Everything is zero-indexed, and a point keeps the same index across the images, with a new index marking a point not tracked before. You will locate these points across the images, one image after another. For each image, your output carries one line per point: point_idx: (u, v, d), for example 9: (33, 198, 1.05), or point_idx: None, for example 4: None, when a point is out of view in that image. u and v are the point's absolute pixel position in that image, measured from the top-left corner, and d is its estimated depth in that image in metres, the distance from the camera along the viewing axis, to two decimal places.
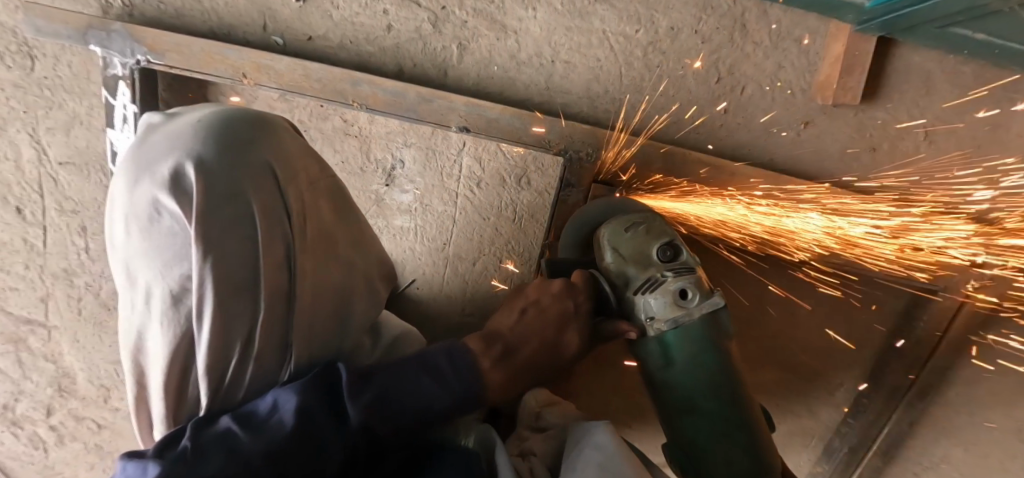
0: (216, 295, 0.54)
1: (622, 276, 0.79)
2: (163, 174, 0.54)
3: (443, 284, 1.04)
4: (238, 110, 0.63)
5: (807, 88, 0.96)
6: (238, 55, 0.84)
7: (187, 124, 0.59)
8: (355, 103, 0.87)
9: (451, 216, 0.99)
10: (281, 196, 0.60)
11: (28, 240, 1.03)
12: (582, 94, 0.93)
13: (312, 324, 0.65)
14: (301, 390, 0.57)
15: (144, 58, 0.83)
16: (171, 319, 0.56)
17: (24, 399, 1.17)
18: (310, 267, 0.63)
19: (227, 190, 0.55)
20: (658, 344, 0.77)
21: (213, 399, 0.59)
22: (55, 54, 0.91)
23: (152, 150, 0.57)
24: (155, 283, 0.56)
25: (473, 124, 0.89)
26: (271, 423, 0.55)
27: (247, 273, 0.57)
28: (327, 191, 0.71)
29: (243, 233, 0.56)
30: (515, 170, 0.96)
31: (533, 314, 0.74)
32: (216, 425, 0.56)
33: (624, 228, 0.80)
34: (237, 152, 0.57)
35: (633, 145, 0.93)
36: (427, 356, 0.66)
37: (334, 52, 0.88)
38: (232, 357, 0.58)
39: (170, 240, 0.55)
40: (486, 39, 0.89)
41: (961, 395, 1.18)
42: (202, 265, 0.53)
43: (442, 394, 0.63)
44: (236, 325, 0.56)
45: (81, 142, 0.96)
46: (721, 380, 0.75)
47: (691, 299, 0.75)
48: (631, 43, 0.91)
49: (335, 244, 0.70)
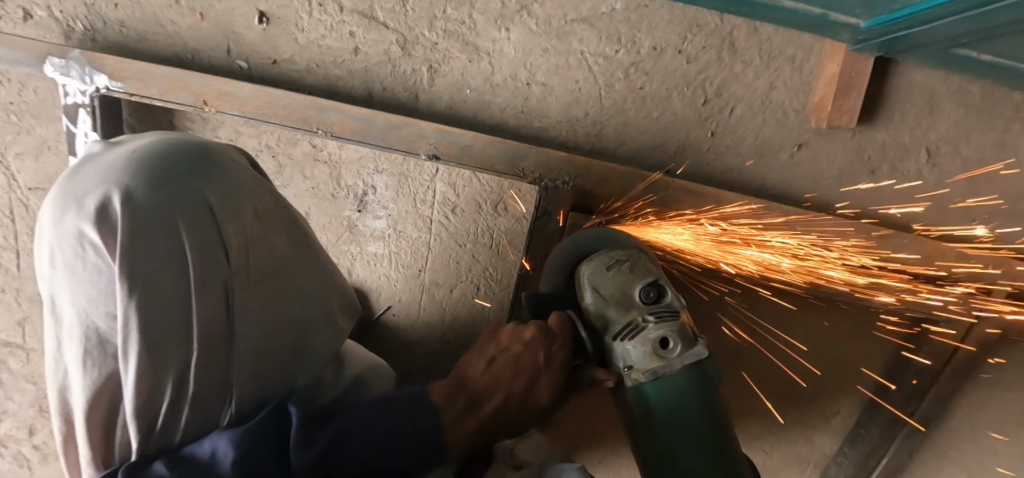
0: (144, 331, 0.52)
1: (602, 320, 0.74)
2: (87, 208, 0.51)
3: (420, 310, 1.01)
4: (177, 137, 0.61)
5: (800, 109, 0.91)
6: (199, 81, 0.81)
7: (118, 153, 0.56)
8: (320, 130, 0.83)
9: (425, 243, 0.96)
10: (218, 231, 0.57)
11: (3, 264, 1.02)
12: (561, 117, 0.89)
13: (262, 359, 0.63)
14: (241, 439, 0.53)
15: (105, 86, 0.80)
16: (100, 353, 0.54)
17: (7, 418, 1.17)
18: (255, 303, 0.61)
19: (156, 225, 0.53)
20: (635, 394, 0.71)
21: (146, 442, 0.57)
22: (20, 79, 0.89)
23: (76, 179, 0.54)
24: (81, 319, 0.54)
25: (443, 151, 0.85)
26: (209, 474, 0.52)
27: (182, 310, 0.55)
28: (284, 223, 0.68)
29: (174, 268, 0.54)
30: (492, 196, 0.93)
31: (502, 362, 0.69)
32: (150, 472, 0.53)
33: (605, 267, 0.75)
34: (171, 185, 0.55)
35: (615, 171, 0.88)
36: (385, 401, 0.63)
37: (301, 76, 0.85)
38: (162, 398, 0.56)
39: (97, 276, 0.53)
40: (458, 61, 0.85)
41: (964, 423, 1.13)
42: (127, 303, 0.51)
43: (393, 447, 0.59)
44: (167, 363, 0.54)
45: (50, 168, 0.94)
46: (706, 430, 0.68)
47: (672, 350, 0.70)
48: (611, 64, 0.86)
49: (291, 275, 0.66)
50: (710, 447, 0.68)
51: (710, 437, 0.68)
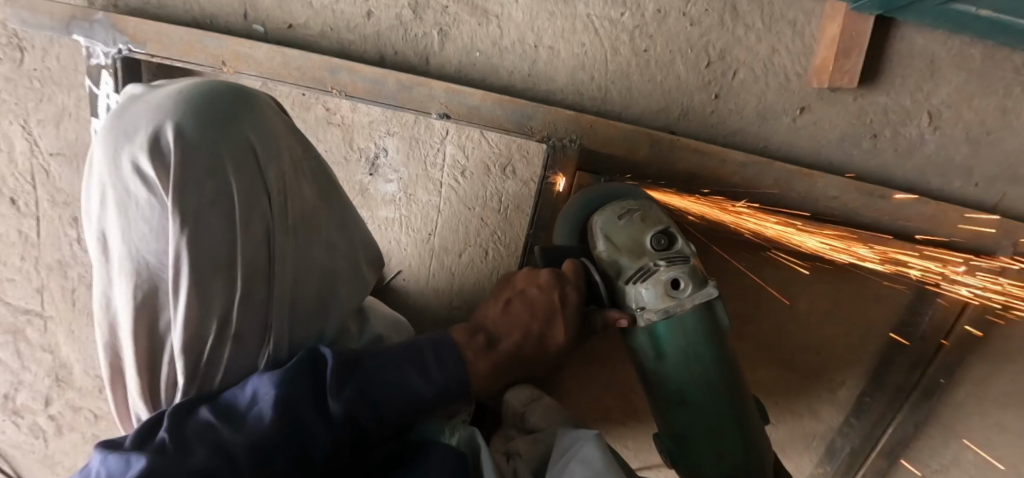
0: (192, 269, 0.51)
1: (615, 266, 0.75)
2: (142, 141, 0.50)
3: (430, 275, 1.03)
4: (222, 82, 0.58)
5: (802, 72, 0.92)
6: (217, 43, 0.83)
7: (166, 94, 0.54)
8: (334, 90, 0.86)
9: (435, 206, 0.98)
10: (260, 174, 0.56)
11: (23, 232, 1.05)
12: (568, 81, 0.91)
13: (293, 302, 0.63)
14: (285, 378, 0.54)
15: (126, 47, 0.83)
16: (149, 291, 0.54)
17: (23, 389, 1.20)
18: (289, 250, 0.60)
19: (204, 164, 0.51)
20: (647, 336, 0.72)
21: (192, 378, 0.57)
22: (45, 46, 0.92)
23: (129, 116, 0.53)
24: (129, 255, 0.53)
25: (453, 110, 0.88)
26: (254, 415, 0.52)
27: (225, 251, 0.53)
28: (311, 174, 0.66)
29: (219, 210, 0.52)
30: (499, 159, 0.94)
31: (519, 305, 0.71)
32: (196, 415, 0.52)
33: (617, 216, 0.75)
34: (219, 124, 0.53)
35: (620, 131, 0.89)
36: (409, 346, 0.63)
37: (315, 40, 0.88)
38: (207, 338, 0.55)
39: (150, 211, 0.52)
40: (468, 25, 0.88)
41: (972, 396, 1.12)
42: (178, 239, 0.50)
43: (422, 383, 0.61)
44: (213, 303, 0.54)
45: (70, 135, 0.97)
46: (712, 375, 0.71)
47: (683, 290, 0.70)
48: (616, 28, 0.88)
49: (316, 226, 0.66)
50: (724, 392, 0.71)
51: (723, 381, 0.71)
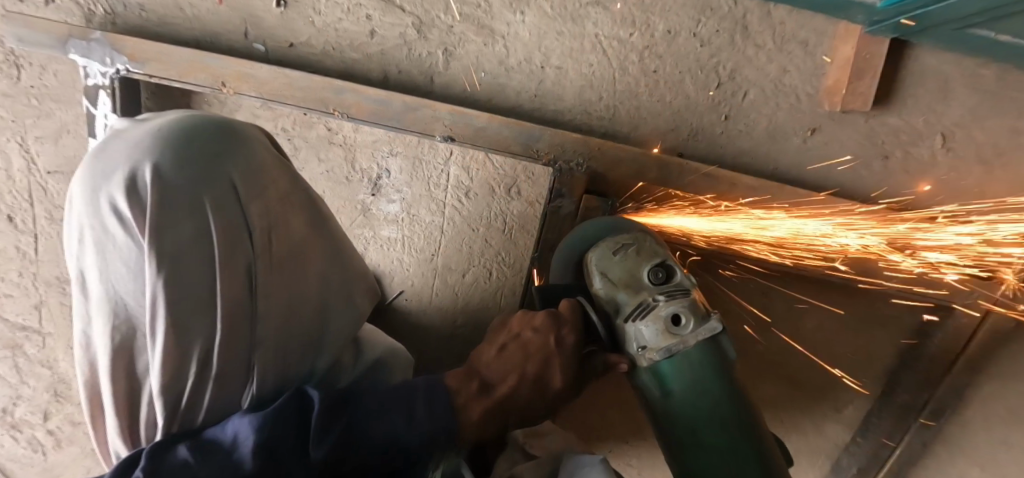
0: (168, 310, 0.50)
1: (612, 303, 0.72)
2: (118, 182, 0.50)
3: (433, 295, 1.02)
4: (199, 116, 0.57)
5: (814, 93, 0.91)
6: (218, 64, 0.82)
7: (143, 132, 0.54)
8: (337, 111, 0.84)
9: (439, 227, 0.97)
10: (239, 212, 0.55)
11: (21, 248, 1.03)
12: (574, 101, 0.89)
13: (282, 339, 0.61)
14: (263, 423, 0.52)
15: (125, 67, 0.82)
16: (128, 331, 0.53)
17: (21, 403, 1.19)
18: (275, 285, 0.58)
19: (183, 203, 0.51)
20: (651, 375, 0.69)
21: (170, 421, 0.55)
22: (42, 63, 0.90)
23: (105, 157, 0.52)
24: (107, 294, 0.52)
25: (458, 133, 0.86)
26: (231, 459, 0.51)
27: (204, 289, 0.53)
28: (303, 204, 0.63)
29: (198, 249, 0.52)
30: (505, 180, 0.93)
31: (513, 347, 0.66)
32: (173, 454, 0.51)
33: (612, 251, 0.73)
34: (197, 164, 0.52)
35: (628, 154, 0.88)
36: (400, 389, 0.60)
37: (317, 59, 0.86)
38: (186, 377, 0.54)
39: (128, 253, 0.51)
40: (474, 45, 0.86)
41: (978, 416, 1.11)
42: (154, 280, 0.49)
43: (407, 430, 0.57)
44: (192, 343, 0.53)
45: (69, 151, 0.96)
46: (725, 411, 0.66)
47: (684, 326, 0.67)
48: (625, 47, 0.86)
49: (307, 258, 0.63)
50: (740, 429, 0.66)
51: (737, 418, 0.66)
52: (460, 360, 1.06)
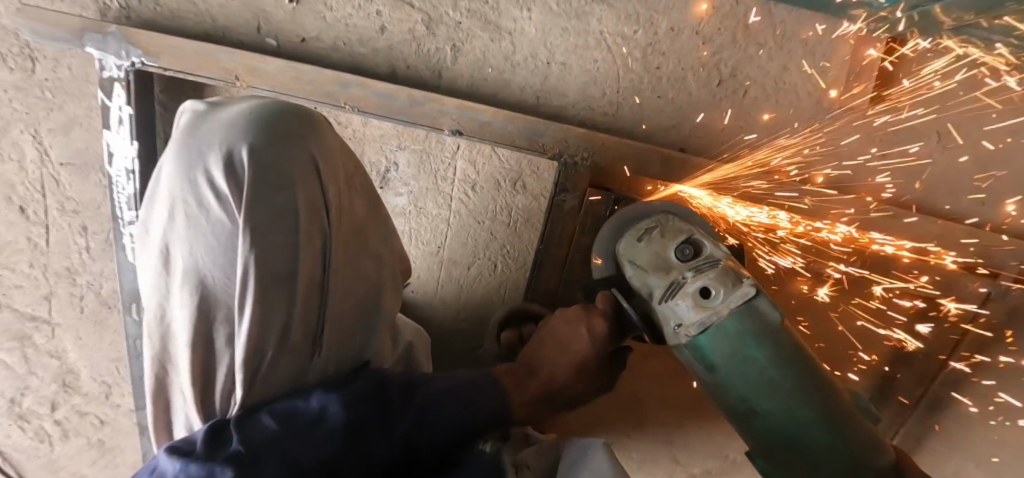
0: (257, 283, 0.51)
1: (645, 286, 0.74)
2: (214, 160, 0.50)
3: (438, 288, 1.03)
4: (283, 102, 0.59)
5: (813, 91, 0.93)
6: (230, 57, 0.83)
7: (234, 114, 0.54)
8: (346, 105, 0.86)
9: (445, 219, 0.99)
10: (319, 190, 0.57)
11: (32, 239, 1.05)
12: (579, 97, 0.91)
13: (342, 315, 0.64)
14: (351, 402, 0.56)
15: (139, 60, 0.83)
16: (212, 304, 0.53)
17: (29, 394, 1.20)
18: (342, 261, 0.62)
19: (274, 182, 0.52)
20: (692, 351, 0.68)
21: (250, 390, 0.56)
22: (55, 56, 0.91)
23: (197, 134, 0.52)
24: (193, 268, 0.52)
25: (465, 126, 0.88)
26: (319, 428, 0.54)
27: (287, 265, 0.54)
28: (360, 189, 0.68)
29: (284, 225, 0.53)
30: (510, 173, 0.95)
31: (549, 344, 0.75)
32: (259, 424, 0.53)
33: (637, 238, 0.77)
34: (284, 145, 0.53)
35: (631, 148, 0.90)
36: (455, 376, 0.69)
37: (327, 54, 0.88)
38: (267, 351, 0.55)
39: (221, 227, 0.52)
40: (480, 40, 0.87)
41: (972, 412, 1.12)
42: (247, 254, 0.50)
43: (467, 412, 0.65)
44: (273, 317, 0.54)
45: (81, 144, 0.97)
46: (773, 376, 0.64)
47: (715, 297, 0.67)
48: (629, 44, 0.88)
49: (365, 238, 0.67)
50: (800, 393, 0.63)
51: (795, 382, 0.63)
52: (464, 352, 1.08)
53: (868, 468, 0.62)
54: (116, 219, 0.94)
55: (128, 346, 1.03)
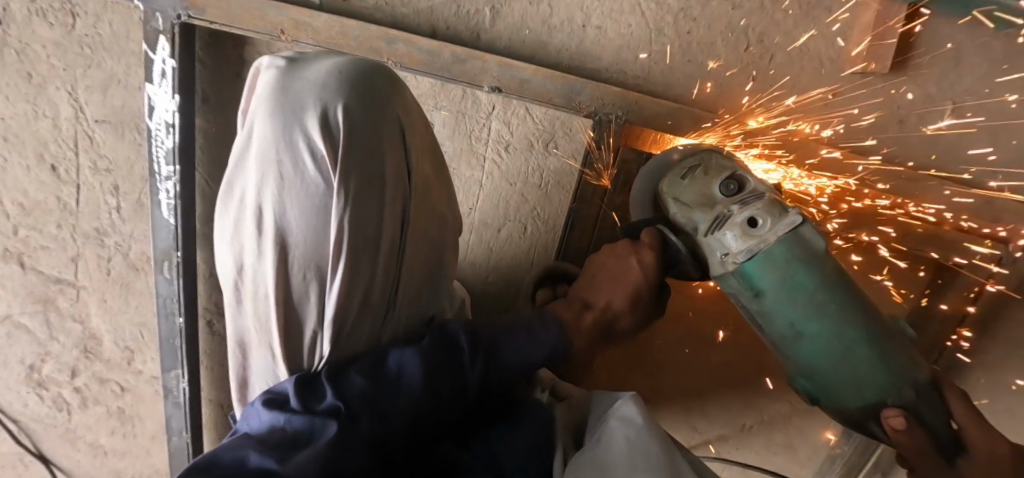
0: (350, 245, 0.52)
1: (690, 221, 0.76)
2: (309, 120, 0.49)
3: (467, 250, 1.06)
4: (362, 61, 0.57)
5: (836, 58, 0.96)
6: (276, 11, 0.85)
7: (320, 73, 0.52)
8: (390, 61, 0.88)
9: (477, 181, 1.01)
10: (401, 156, 0.57)
11: (62, 199, 1.05)
12: (612, 60, 0.94)
13: (412, 275, 0.64)
14: (425, 354, 0.58)
15: (185, 13, 0.84)
16: (301, 266, 0.53)
17: (49, 360, 1.19)
18: (416, 225, 0.61)
19: (366, 147, 0.52)
20: (738, 279, 0.71)
21: (335, 346, 0.57)
22: (96, 12, 0.92)
23: (286, 92, 0.50)
24: (283, 228, 0.52)
25: (505, 85, 0.90)
26: (403, 385, 0.56)
27: (374, 225, 0.54)
28: (428, 149, 0.66)
29: (372, 190, 0.53)
30: (543, 134, 0.97)
31: (602, 276, 0.80)
32: (346, 383, 0.55)
33: (680, 177, 0.77)
34: (374, 106, 0.53)
35: (663, 109, 0.92)
36: (522, 320, 0.71)
37: (370, 12, 0.90)
38: (351, 306, 0.56)
39: (315, 189, 0.51)
40: (519, 3, 0.90)
41: (987, 383, 1.15)
42: (342, 216, 0.51)
43: (537, 352, 0.68)
44: (359, 279, 0.55)
45: (118, 102, 0.98)
46: (822, 302, 0.67)
47: (762, 226, 0.69)
48: (662, 9, 0.91)
49: (433, 202, 0.66)
50: (845, 317, 0.67)
51: (841, 307, 0.67)
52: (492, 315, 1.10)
53: (908, 377, 0.67)
54: (153, 174, 0.94)
55: (157, 306, 1.03)
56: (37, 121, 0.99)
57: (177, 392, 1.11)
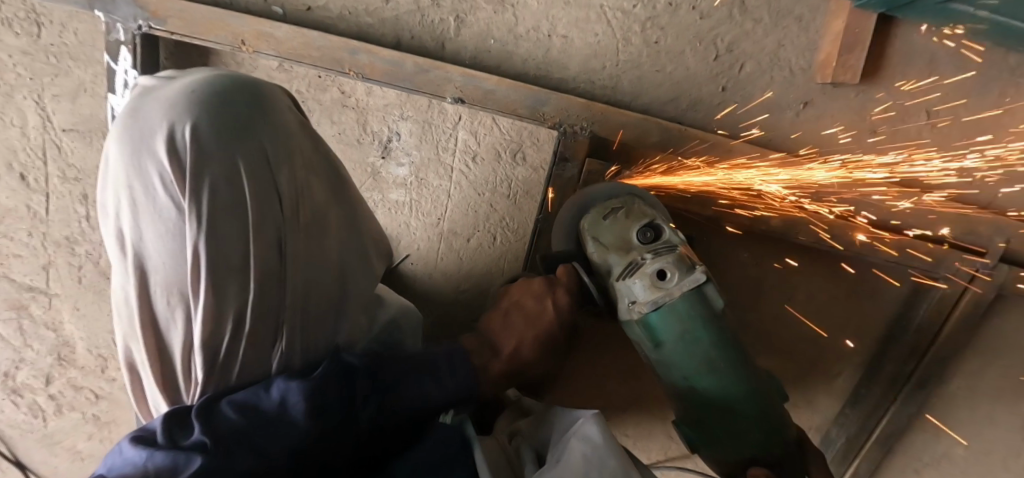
0: (208, 271, 0.48)
1: (605, 264, 0.74)
2: (155, 141, 0.46)
3: (438, 260, 1.04)
4: (236, 77, 0.54)
5: (807, 67, 0.95)
6: (239, 22, 0.85)
7: (177, 92, 0.50)
8: (352, 71, 0.88)
9: (446, 191, 1.00)
10: (272, 174, 0.52)
11: (31, 207, 1.05)
12: (579, 69, 0.93)
13: (309, 301, 0.59)
14: (314, 387, 0.54)
15: (146, 24, 0.84)
16: (166, 294, 0.50)
17: (24, 367, 1.19)
18: (304, 249, 0.57)
19: (220, 166, 0.48)
20: (642, 328, 0.71)
21: (208, 377, 0.53)
22: (63, 21, 0.92)
23: (142, 114, 0.48)
24: (141, 253, 0.49)
25: (469, 95, 0.89)
26: (287, 417, 0.52)
27: (239, 250, 0.50)
28: (321, 170, 0.62)
29: (233, 212, 0.49)
30: (511, 144, 0.96)
31: (516, 319, 0.72)
32: (221, 414, 0.50)
33: (601, 217, 0.75)
34: (235, 124, 0.49)
35: (631, 119, 0.92)
36: (422, 356, 0.66)
37: (334, 22, 0.89)
38: (223, 337, 0.52)
39: (168, 213, 0.48)
40: (484, 12, 0.90)
41: (960, 390, 1.15)
42: (196, 239, 0.47)
43: (438, 392, 0.64)
44: (227, 307, 0.50)
45: (86, 110, 0.98)
46: (716, 357, 0.68)
47: (669, 280, 0.69)
48: (629, 19, 0.91)
49: (329, 222, 0.62)
50: (734, 373, 0.68)
51: (732, 364, 0.68)
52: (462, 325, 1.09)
53: (781, 433, 0.70)
54: None
55: None
56: (5, 129, 0.99)
57: None
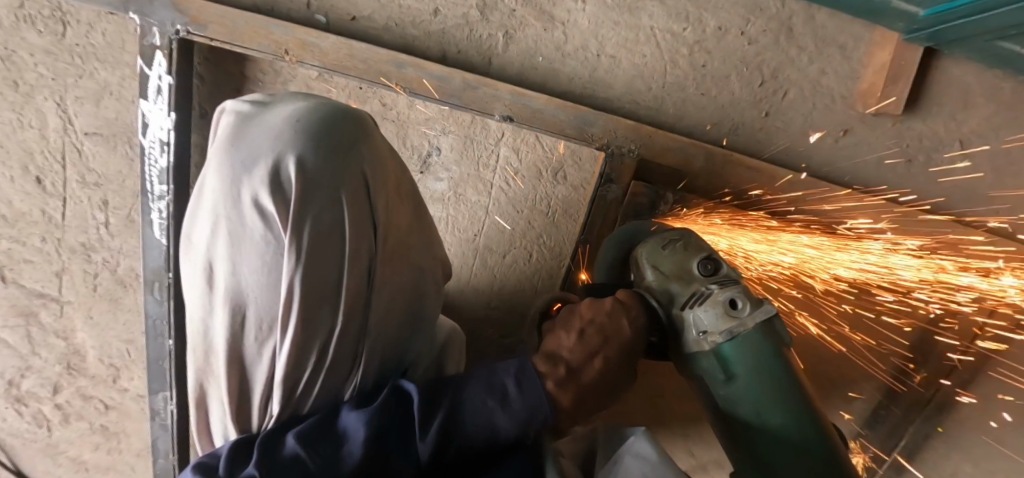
0: (303, 304, 0.48)
1: (666, 294, 0.72)
2: (259, 173, 0.46)
3: (471, 276, 1.03)
4: (331, 102, 0.54)
5: (848, 96, 0.95)
6: (281, 30, 0.82)
7: (279, 120, 0.49)
8: (398, 86, 0.86)
9: (484, 207, 0.98)
10: (368, 206, 0.51)
11: (47, 212, 1.00)
12: (625, 90, 0.93)
13: (388, 326, 0.58)
14: (375, 416, 0.51)
15: (184, 28, 0.81)
16: (257, 326, 0.50)
17: (30, 375, 1.14)
18: (391, 275, 0.56)
19: (321, 199, 0.47)
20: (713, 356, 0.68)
21: (285, 404, 0.54)
22: (90, 21, 0.88)
23: (244, 142, 0.48)
24: (234, 283, 0.49)
25: (517, 113, 0.88)
26: (343, 452, 0.49)
27: (332, 284, 0.50)
28: (409, 195, 0.62)
29: (330, 244, 0.49)
30: (553, 163, 0.95)
31: (591, 334, 0.59)
32: (283, 446, 0.49)
33: (660, 246, 0.76)
34: (339, 156, 0.49)
35: (676, 142, 0.91)
36: (487, 375, 0.56)
37: (378, 33, 0.87)
38: (307, 366, 0.52)
39: (266, 246, 0.48)
40: (533, 29, 0.88)
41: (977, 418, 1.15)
42: (292, 273, 0.47)
43: (506, 421, 0.53)
44: (316, 334, 0.51)
45: (110, 114, 0.94)
46: (786, 390, 0.65)
47: (742, 309, 0.67)
48: (677, 42, 0.90)
49: (411, 247, 0.60)
50: (802, 412, 0.65)
51: (802, 403, 0.66)
52: (491, 341, 1.07)
53: None
54: (146, 193, 0.90)
55: (146, 327, 0.99)
56: (23, 131, 0.95)
57: (164, 414, 1.07)
